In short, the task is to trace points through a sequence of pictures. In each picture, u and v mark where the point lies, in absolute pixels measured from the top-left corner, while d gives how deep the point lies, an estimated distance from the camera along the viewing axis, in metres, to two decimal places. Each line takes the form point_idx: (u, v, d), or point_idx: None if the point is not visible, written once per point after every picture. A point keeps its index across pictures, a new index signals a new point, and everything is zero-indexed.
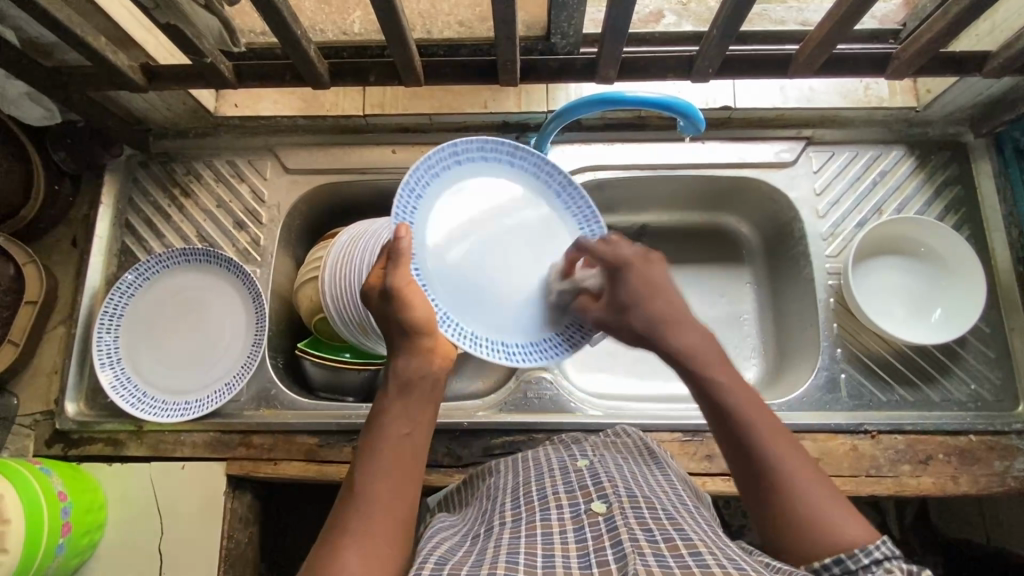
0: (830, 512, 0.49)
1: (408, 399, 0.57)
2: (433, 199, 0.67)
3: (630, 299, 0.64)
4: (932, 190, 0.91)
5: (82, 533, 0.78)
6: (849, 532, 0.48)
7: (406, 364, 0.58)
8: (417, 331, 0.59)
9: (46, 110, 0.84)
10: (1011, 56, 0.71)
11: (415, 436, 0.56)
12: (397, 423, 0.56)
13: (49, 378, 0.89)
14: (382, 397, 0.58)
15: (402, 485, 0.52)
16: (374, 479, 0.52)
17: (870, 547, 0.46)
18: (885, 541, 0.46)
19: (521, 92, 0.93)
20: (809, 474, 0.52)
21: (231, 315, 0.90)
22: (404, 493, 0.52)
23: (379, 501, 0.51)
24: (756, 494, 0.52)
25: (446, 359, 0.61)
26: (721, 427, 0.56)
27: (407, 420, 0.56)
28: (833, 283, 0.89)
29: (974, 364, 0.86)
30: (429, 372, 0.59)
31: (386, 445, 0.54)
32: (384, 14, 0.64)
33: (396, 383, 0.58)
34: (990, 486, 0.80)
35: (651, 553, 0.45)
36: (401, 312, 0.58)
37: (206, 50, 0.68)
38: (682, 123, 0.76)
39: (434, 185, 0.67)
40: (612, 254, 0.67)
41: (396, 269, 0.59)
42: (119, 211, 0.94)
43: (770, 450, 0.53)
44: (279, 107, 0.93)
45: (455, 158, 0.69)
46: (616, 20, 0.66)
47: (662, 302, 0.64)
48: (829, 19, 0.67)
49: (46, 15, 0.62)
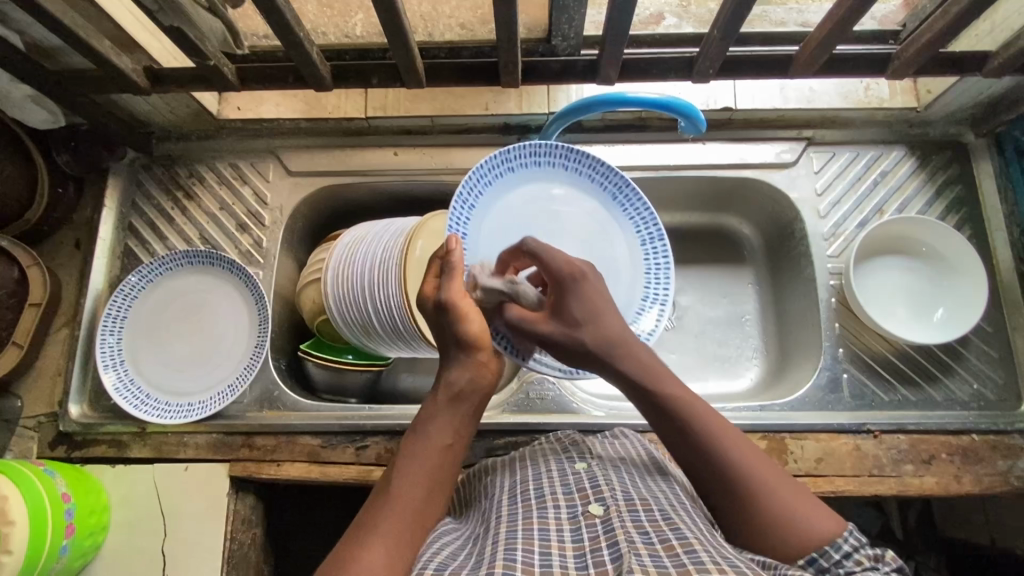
0: (798, 509, 0.52)
1: (455, 412, 0.58)
2: (496, 198, 0.72)
3: (585, 315, 0.61)
4: (933, 189, 0.91)
5: (86, 535, 0.78)
6: (817, 527, 0.51)
7: (460, 378, 0.59)
8: (474, 343, 0.59)
9: (50, 113, 0.85)
10: (1012, 55, 0.71)
11: (454, 448, 0.57)
12: (440, 431, 0.57)
13: (53, 380, 0.90)
14: (429, 402, 0.59)
15: (433, 493, 0.53)
16: (409, 482, 0.53)
17: (839, 541, 0.50)
18: (852, 531, 0.51)
19: (523, 94, 0.93)
20: (769, 474, 0.54)
21: (234, 317, 0.90)
22: (433, 501, 0.53)
23: (412, 505, 0.52)
24: (722, 506, 0.54)
25: (497, 374, 0.60)
26: (680, 438, 0.57)
27: (450, 431, 0.57)
28: (835, 283, 0.89)
29: (976, 364, 0.86)
30: (479, 389, 0.59)
31: (424, 450, 0.55)
32: (386, 17, 0.64)
33: (445, 393, 0.58)
34: (993, 486, 0.80)
35: (647, 554, 0.46)
36: (458, 324, 0.59)
37: (209, 52, 0.69)
38: (683, 124, 0.76)
39: (498, 185, 0.72)
40: (558, 263, 0.62)
41: (453, 282, 0.60)
42: (122, 214, 0.94)
43: (730, 456, 0.54)
44: (281, 109, 0.93)
45: (522, 162, 0.73)
46: (617, 21, 0.66)
47: (610, 320, 0.61)
48: (829, 20, 0.67)
49: (51, 19, 0.62)
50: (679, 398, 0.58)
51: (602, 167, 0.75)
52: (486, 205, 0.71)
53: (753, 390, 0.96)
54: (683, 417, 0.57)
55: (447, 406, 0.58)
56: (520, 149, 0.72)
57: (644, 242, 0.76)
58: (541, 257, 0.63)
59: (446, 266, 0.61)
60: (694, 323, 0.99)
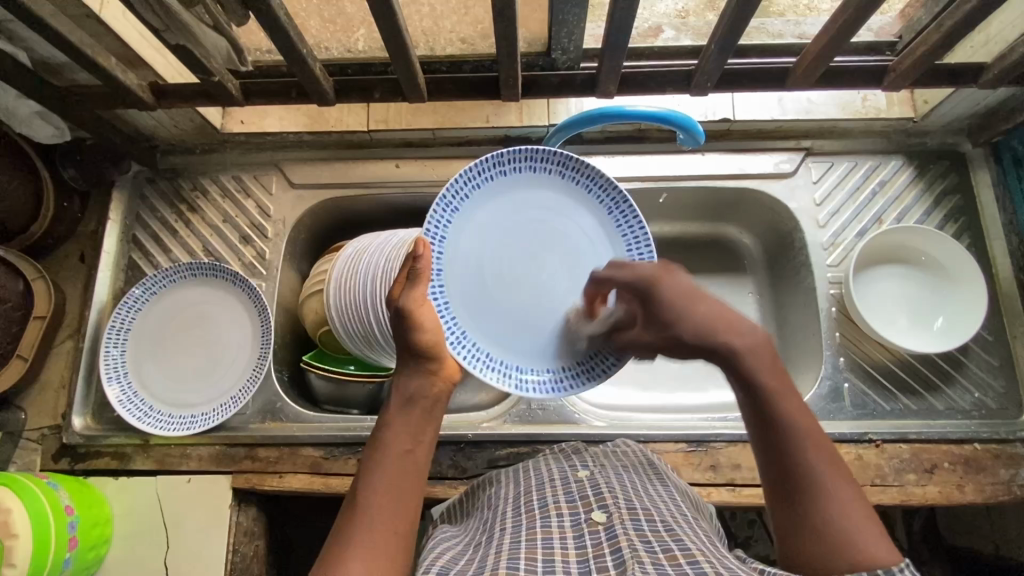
0: (863, 528, 0.48)
1: (411, 415, 0.58)
2: (461, 226, 0.69)
3: (669, 315, 0.59)
4: (932, 199, 0.92)
5: (89, 547, 0.78)
6: (876, 552, 0.47)
7: (412, 383, 0.60)
8: (425, 351, 0.61)
9: (56, 128, 0.85)
10: (1007, 67, 0.72)
11: (417, 450, 0.57)
12: (399, 438, 0.57)
13: (57, 393, 0.90)
14: (384, 412, 0.59)
15: (403, 495, 0.53)
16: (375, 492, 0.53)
17: (896, 568, 0.45)
18: (910, 564, 0.45)
19: (524, 107, 0.94)
20: (845, 485, 0.50)
21: (237, 328, 0.90)
22: (404, 503, 0.53)
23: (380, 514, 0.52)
24: (780, 497, 0.52)
25: (448, 378, 0.62)
26: (765, 432, 0.53)
27: (409, 436, 0.57)
28: (835, 293, 0.90)
29: (977, 372, 0.86)
30: (431, 392, 0.60)
31: (387, 459, 0.55)
32: (389, 34, 0.65)
33: (399, 399, 0.59)
34: (996, 495, 0.80)
35: (650, 562, 0.46)
36: (410, 332, 0.60)
37: (214, 69, 0.70)
38: (682, 137, 0.77)
39: (461, 212, 0.69)
40: (633, 278, 0.63)
41: (417, 286, 0.61)
42: (126, 227, 0.95)
43: (810, 458, 0.51)
44: (285, 123, 0.95)
45: (477, 183, 0.69)
46: (616, 36, 0.67)
47: (705, 308, 0.58)
48: (825, 33, 0.68)
49: (59, 37, 0.63)
50: (772, 388, 0.54)
51: (534, 155, 0.70)
52: (453, 236, 0.69)
53: None
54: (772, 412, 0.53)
55: (400, 412, 0.59)
56: (477, 167, 0.69)
57: (610, 208, 0.72)
58: (614, 278, 0.65)
59: (415, 269, 0.61)
60: None
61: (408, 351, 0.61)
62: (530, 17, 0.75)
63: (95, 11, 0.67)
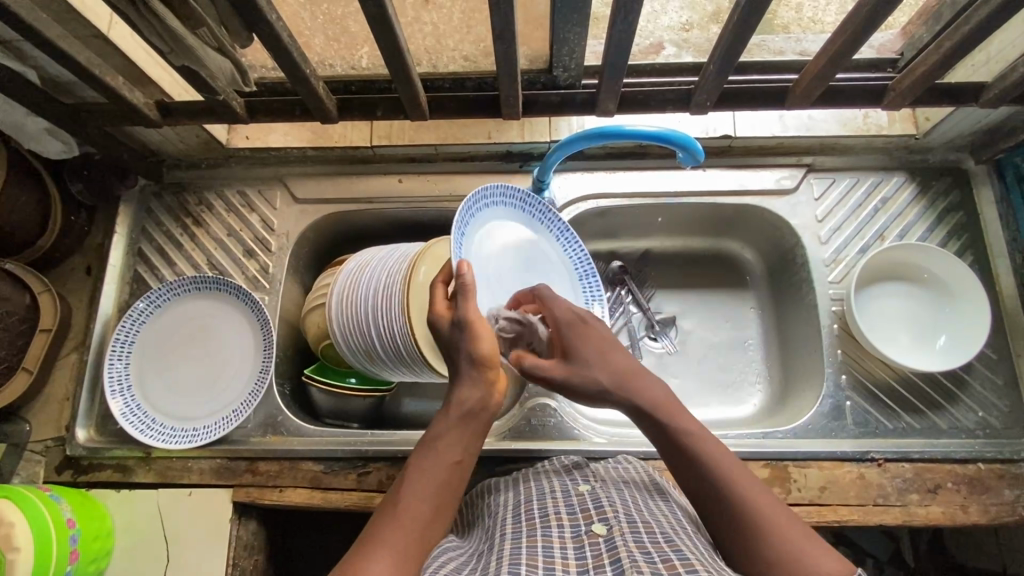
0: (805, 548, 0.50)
1: (466, 428, 0.59)
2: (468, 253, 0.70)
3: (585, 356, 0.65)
4: (934, 216, 0.91)
5: (90, 561, 0.79)
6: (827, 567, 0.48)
7: (470, 395, 0.60)
8: (483, 361, 0.61)
9: (64, 143, 0.87)
10: (1006, 86, 0.72)
11: (462, 465, 0.58)
12: (450, 449, 0.58)
13: (61, 405, 0.91)
14: (441, 418, 0.60)
15: (440, 507, 0.55)
16: (421, 492, 0.55)
17: None
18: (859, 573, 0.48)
19: (525, 124, 0.95)
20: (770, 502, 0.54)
21: (239, 343, 0.91)
22: (438, 516, 0.55)
23: (423, 514, 0.53)
24: (727, 534, 0.54)
25: (502, 394, 0.63)
26: (684, 464, 0.58)
27: (459, 448, 0.58)
28: (837, 309, 0.89)
29: (981, 391, 0.86)
30: (488, 406, 0.61)
31: (435, 466, 0.57)
32: (390, 55, 0.66)
33: (458, 408, 0.60)
34: (1001, 516, 0.79)
35: (650, 572, 0.45)
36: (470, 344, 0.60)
37: (219, 89, 0.71)
38: (681, 155, 0.76)
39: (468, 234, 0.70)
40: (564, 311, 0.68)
41: (468, 301, 0.61)
42: (133, 240, 0.96)
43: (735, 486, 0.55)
44: (289, 139, 0.96)
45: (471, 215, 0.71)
46: (615, 56, 0.68)
47: (616, 358, 0.65)
48: (826, 51, 0.68)
49: (67, 58, 0.65)
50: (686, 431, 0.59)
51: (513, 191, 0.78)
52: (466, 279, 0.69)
53: (758, 415, 0.95)
54: (686, 444, 0.59)
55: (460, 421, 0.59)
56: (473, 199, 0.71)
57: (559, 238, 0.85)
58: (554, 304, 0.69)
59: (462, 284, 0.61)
60: (696, 348, 0.99)
61: (469, 362, 0.60)
62: (530, 36, 0.74)
63: (102, 30, 0.68)
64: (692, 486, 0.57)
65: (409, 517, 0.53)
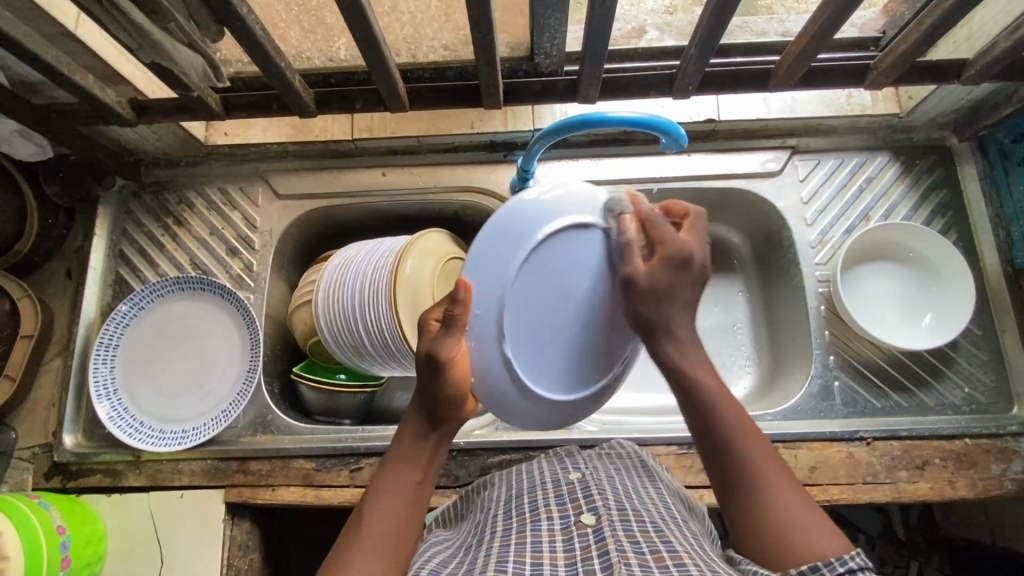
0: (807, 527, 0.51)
1: (424, 448, 0.59)
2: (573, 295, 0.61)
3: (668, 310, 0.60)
4: (919, 194, 0.91)
5: (82, 565, 0.78)
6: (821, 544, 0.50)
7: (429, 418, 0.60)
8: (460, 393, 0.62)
9: (37, 146, 0.84)
10: (988, 62, 0.72)
11: (425, 483, 0.58)
12: (409, 469, 0.58)
13: (47, 411, 0.90)
14: (396, 442, 0.60)
15: (408, 524, 0.54)
16: (384, 516, 0.54)
17: (845, 558, 0.47)
18: (857, 551, 0.47)
19: (508, 112, 0.94)
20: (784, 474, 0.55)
21: (227, 344, 0.90)
22: (409, 532, 0.54)
23: (388, 532, 0.53)
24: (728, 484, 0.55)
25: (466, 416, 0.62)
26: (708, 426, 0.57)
27: (419, 468, 0.58)
28: (824, 291, 0.90)
29: (967, 367, 0.87)
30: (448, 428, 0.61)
31: (392, 494, 0.56)
32: (367, 47, 0.65)
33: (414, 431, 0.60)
34: (988, 490, 0.80)
35: (637, 564, 0.45)
36: (443, 382, 0.58)
37: (193, 85, 0.70)
38: (664, 141, 0.74)
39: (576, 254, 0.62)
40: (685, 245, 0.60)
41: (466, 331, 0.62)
42: (113, 241, 0.95)
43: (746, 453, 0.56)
44: (268, 134, 0.94)
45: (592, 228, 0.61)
46: (595, 42, 0.67)
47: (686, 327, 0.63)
48: (805, 34, 0.67)
49: (32, 57, 0.63)
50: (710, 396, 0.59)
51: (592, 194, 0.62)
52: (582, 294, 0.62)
53: (747, 398, 0.96)
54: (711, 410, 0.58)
55: (415, 443, 0.59)
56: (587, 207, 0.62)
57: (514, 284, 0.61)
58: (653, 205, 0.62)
59: None
60: None
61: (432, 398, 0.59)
62: (510, 23, 0.74)
63: (70, 28, 0.66)
64: (708, 444, 0.57)
65: (373, 537, 0.52)
